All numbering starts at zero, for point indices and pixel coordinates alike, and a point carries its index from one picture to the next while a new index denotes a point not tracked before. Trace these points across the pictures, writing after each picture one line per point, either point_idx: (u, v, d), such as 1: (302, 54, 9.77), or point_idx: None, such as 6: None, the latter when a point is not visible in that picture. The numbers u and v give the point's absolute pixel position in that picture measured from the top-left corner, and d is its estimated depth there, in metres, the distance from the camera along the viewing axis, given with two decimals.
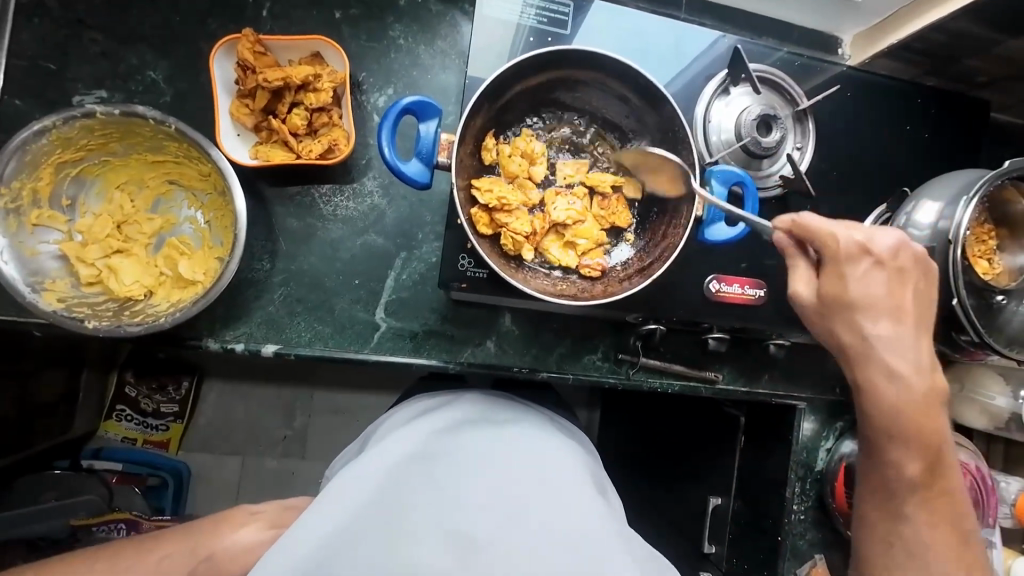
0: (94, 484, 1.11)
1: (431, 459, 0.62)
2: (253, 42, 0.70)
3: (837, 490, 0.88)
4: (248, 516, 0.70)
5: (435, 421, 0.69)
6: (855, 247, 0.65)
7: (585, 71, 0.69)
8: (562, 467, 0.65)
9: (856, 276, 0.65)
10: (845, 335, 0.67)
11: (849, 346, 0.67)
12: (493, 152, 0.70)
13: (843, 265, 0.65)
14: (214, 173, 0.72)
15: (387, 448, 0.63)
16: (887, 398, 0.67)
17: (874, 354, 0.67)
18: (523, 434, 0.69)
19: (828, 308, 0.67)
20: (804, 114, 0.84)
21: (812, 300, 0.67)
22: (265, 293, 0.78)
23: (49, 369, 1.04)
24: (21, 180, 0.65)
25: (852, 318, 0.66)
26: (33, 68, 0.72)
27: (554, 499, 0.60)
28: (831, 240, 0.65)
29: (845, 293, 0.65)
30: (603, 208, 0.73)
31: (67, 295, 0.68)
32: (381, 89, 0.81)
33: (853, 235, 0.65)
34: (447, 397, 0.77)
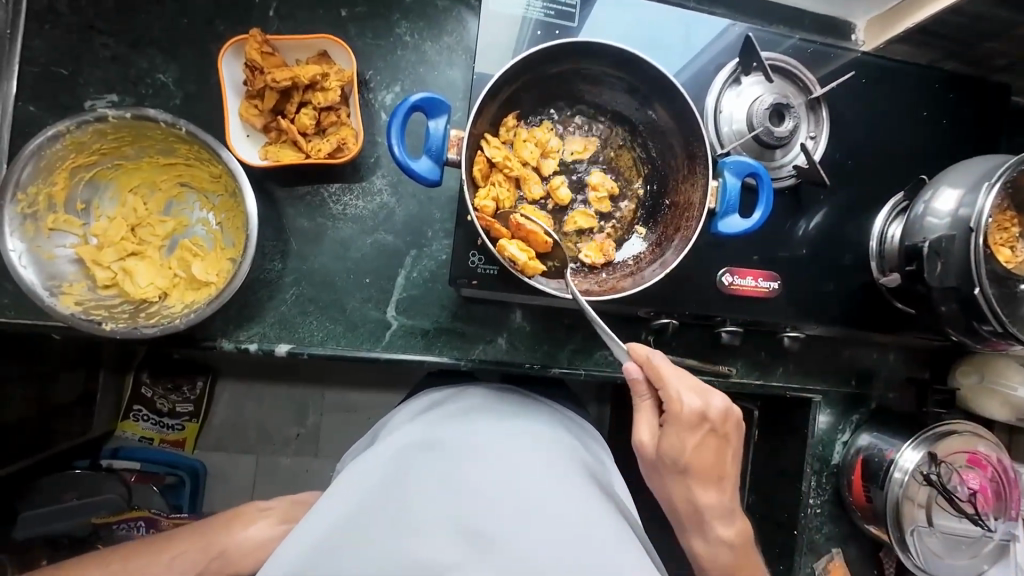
0: (113, 485, 1.14)
1: (442, 449, 0.63)
2: (260, 43, 0.70)
3: (854, 484, 0.90)
4: (259, 511, 0.73)
5: (442, 415, 0.70)
6: (695, 414, 0.65)
7: (598, 62, 0.67)
8: (563, 462, 0.65)
9: (690, 444, 0.66)
10: (676, 497, 0.69)
11: (676, 506, 0.69)
12: (510, 132, 0.70)
13: (681, 430, 0.65)
14: (224, 175, 0.73)
15: (397, 442, 0.64)
16: (706, 556, 0.71)
17: (700, 519, 0.69)
18: (527, 428, 0.69)
19: (661, 463, 0.67)
20: (817, 103, 0.83)
21: (651, 448, 0.67)
22: (277, 293, 0.78)
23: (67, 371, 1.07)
24: (38, 185, 0.66)
25: (683, 484, 0.68)
26: (46, 74, 0.73)
27: (555, 491, 0.60)
28: (675, 402, 0.65)
29: (676, 454, 0.66)
30: (523, 232, 0.65)
31: (84, 298, 0.69)
32: (388, 86, 0.80)
33: (692, 402, 0.65)
34: (456, 387, 0.79)
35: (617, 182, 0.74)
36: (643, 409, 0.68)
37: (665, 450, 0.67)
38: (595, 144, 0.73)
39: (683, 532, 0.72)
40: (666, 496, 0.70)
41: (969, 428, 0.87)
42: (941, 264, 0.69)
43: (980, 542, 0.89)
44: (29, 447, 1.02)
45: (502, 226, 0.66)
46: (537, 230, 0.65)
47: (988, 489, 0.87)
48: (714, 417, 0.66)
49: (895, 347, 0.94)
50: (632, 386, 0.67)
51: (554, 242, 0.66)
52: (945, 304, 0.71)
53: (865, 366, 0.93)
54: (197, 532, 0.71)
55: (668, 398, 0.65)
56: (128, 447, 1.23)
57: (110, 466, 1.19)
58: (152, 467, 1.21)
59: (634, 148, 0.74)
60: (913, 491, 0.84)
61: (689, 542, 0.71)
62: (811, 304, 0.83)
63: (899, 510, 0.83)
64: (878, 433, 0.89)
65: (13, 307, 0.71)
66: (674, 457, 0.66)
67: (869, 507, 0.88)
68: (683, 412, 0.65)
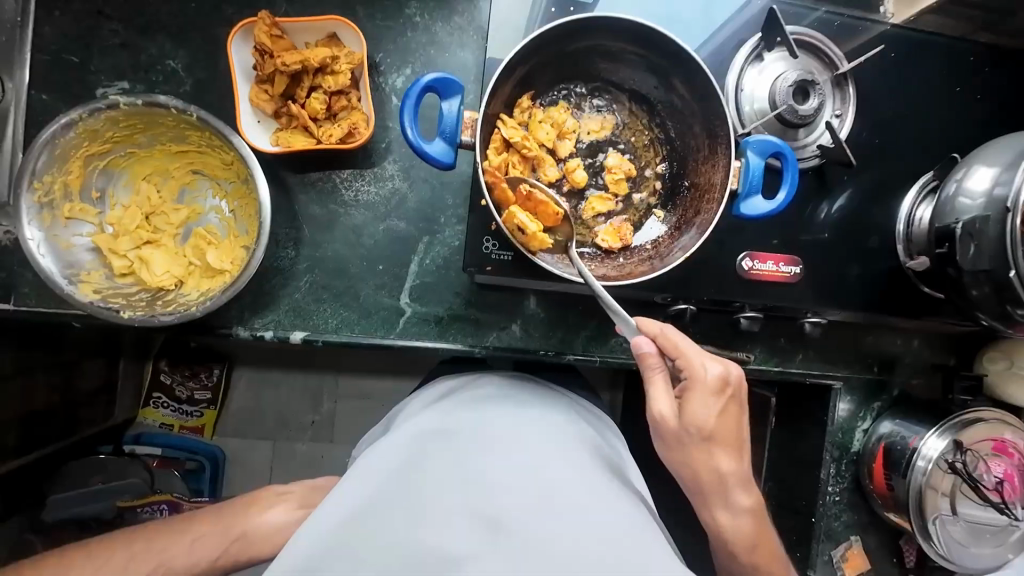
0: (137, 469, 1.19)
1: (455, 439, 0.63)
2: (270, 26, 0.69)
3: (875, 472, 0.88)
4: (278, 497, 0.75)
5: (454, 404, 0.70)
6: (717, 378, 0.65)
7: (616, 38, 0.64)
8: (578, 453, 0.64)
9: (716, 411, 0.65)
10: (700, 470, 0.67)
11: (701, 481, 0.68)
12: (525, 114, 0.67)
13: (706, 396, 0.65)
14: (236, 162, 0.72)
15: (411, 432, 0.65)
16: (728, 531, 0.70)
17: (726, 489, 0.68)
18: (540, 418, 0.69)
19: (684, 433, 0.66)
20: (844, 79, 0.79)
21: (674, 420, 0.65)
22: (291, 280, 0.78)
23: (85, 359, 1.11)
24: (53, 174, 0.66)
25: (708, 453, 0.66)
26: (57, 62, 0.73)
27: (571, 481, 0.59)
28: (697, 367, 0.65)
29: (701, 420, 0.65)
30: (531, 207, 0.63)
31: (102, 287, 0.69)
32: (398, 69, 0.79)
33: (713, 366, 0.66)
34: (468, 376, 0.79)
35: (634, 165, 0.71)
36: (658, 384, 0.65)
37: (689, 418, 0.65)
38: (610, 123, 0.71)
39: (708, 511, 0.70)
40: (690, 472, 0.68)
41: (996, 415, 0.84)
42: (974, 247, 0.67)
43: (1005, 531, 0.87)
44: (51, 435, 1.06)
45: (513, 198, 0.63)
46: (545, 203, 0.62)
47: (1015, 478, 0.85)
48: (734, 381, 0.67)
49: (919, 331, 0.92)
50: (643, 360, 0.66)
51: (564, 214, 0.64)
52: (977, 288, 0.68)
53: (887, 351, 0.91)
54: (217, 516, 0.73)
55: (688, 364, 0.66)
56: (150, 433, 1.29)
57: (133, 451, 1.25)
58: (173, 453, 1.27)
59: (653, 128, 0.71)
60: (937, 481, 0.82)
61: (714, 519, 0.70)
62: (832, 288, 0.81)
63: (922, 499, 0.81)
64: (902, 420, 0.88)
65: (33, 296, 0.72)
66: (698, 424, 0.65)
67: (890, 495, 0.86)
68: (705, 376, 0.65)
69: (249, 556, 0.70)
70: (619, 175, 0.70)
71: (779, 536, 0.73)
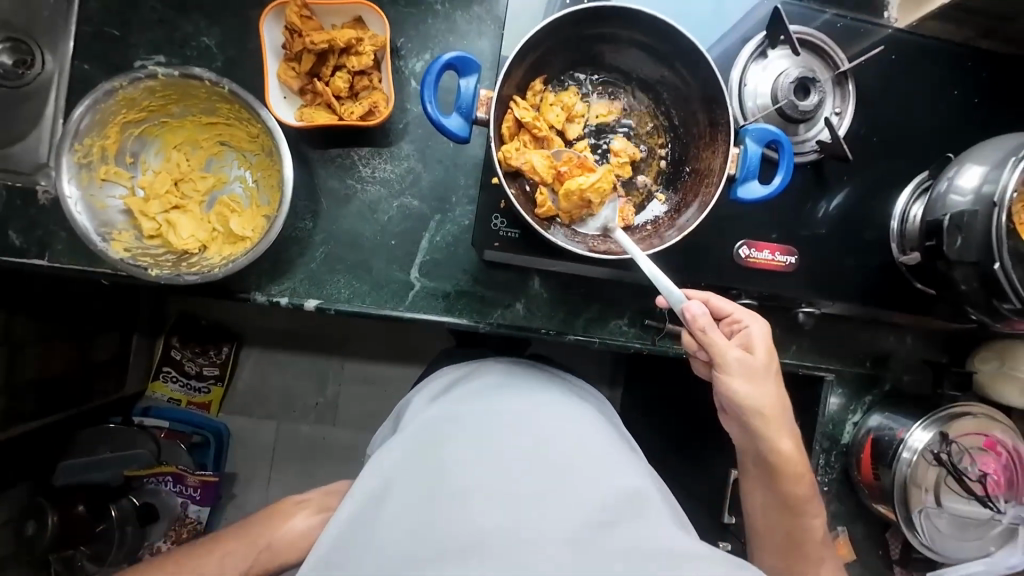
0: (144, 440, 1.28)
1: (465, 425, 0.66)
2: (300, 6, 0.72)
3: (863, 464, 0.90)
4: (298, 506, 0.74)
5: (459, 394, 0.74)
6: (758, 319, 0.74)
7: (625, 29, 0.68)
8: (582, 433, 0.67)
9: (768, 348, 0.73)
10: (772, 401, 0.73)
11: (774, 412, 0.73)
12: (537, 97, 0.71)
13: (760, 336, 0.73)
14: (262, 135, 0.76)
15: (423, 424, 0.68)
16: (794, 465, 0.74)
17: (789, 417, 0.75)
18: (543, 401, 0.72)
19: (751, 370, 0.72)
20: (845, 78, 0.82)
21: (740, 360, 0.71)
22: (308, 251, 0.82)
23: (100, 332, 1.20)
24: (92, 138, 0.71)
25: (773, 385, 0.73)
26: (99, 35, 0.77)
27: (577, 462, 0.62)
28: (742, 316, 0.74)
29: (762, 356, 0.72)
30: (577, 166, 0.67)
31: (132, 246, 0.73)
32: (418, 55, 0.83)
33: (751, 312, 0.75)
34: (474, 366, 0.82)
35: (639, 149, 0.74)
36: (716, 333, 0.70)
37: (752, 357, 0.72)
38: (618, 108, 0.74)
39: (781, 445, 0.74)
40: (764, 405, 0.72)
41: (983, 410, 0.86)
42: (963, 239, 0.69)
43: (989, 525, 0.89)
44: (65, 398, 1.13)
45: (556, 172, 0.67)
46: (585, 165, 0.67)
47: (1000, 473, 0.87)
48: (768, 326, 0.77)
49: (913, 329, 0.94)
50: (695, 321, 0.69)
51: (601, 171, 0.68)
52: (966, 282, 0.71)
53: (880, 348, 0.94)
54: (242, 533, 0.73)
55: (732, 314, 0.74)
56: (158, 406, 1.35)
57: (141, 422, 1.31)
58: (179, 426, 1.33)
59: (659, 115, 0.74)
60: (922, 471, 0.84)
61: (786, 451, 0.74)
62: (825, 281, 0.84)
63: (906, 489, 0.84)
64: (890, 413, 0.90)
65: (66, 253, 0.76)
66: (760, 360, 0.72)
67: (876, 485, 0.88)
68: (753, 317, 0.74)
69: (281, 564, 0.70)
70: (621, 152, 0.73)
71: (814, 475, 0.77)
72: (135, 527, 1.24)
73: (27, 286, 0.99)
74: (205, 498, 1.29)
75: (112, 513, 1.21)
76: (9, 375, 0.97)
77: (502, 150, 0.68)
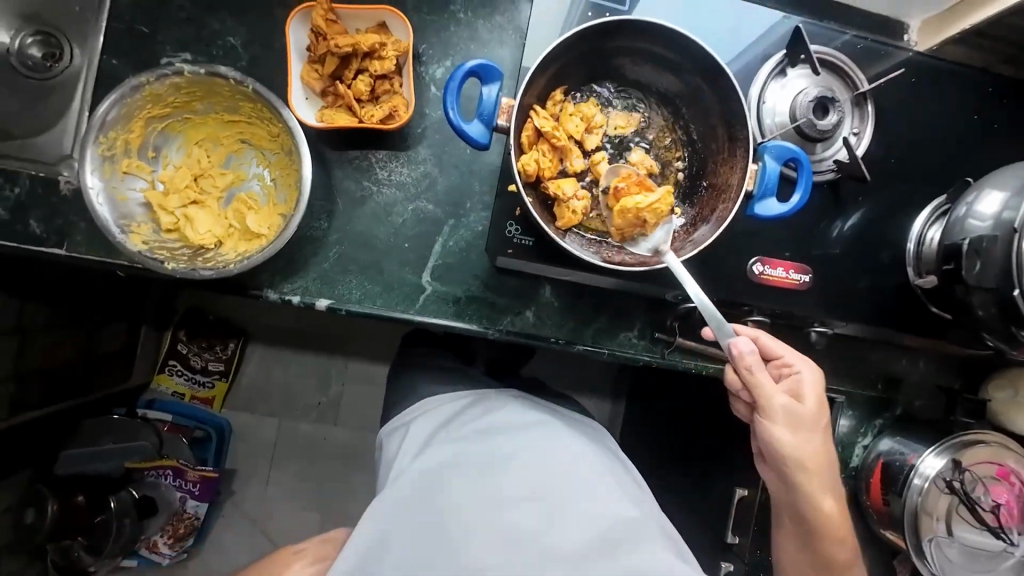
0: (147, 433, 1.30)
1: (479, 458, 0.71)
2: (326, 10, 0.73)
3: (873, 489, 0.89)
4: (295, 554, 0.74)
5: (473, 420, 0.78)
6: (809, 367, 0.77)
7: (649, 43, 0.68)
8: (583, 465, 0.73)
9: (816, 397, 0.75)
10: (816, 451, 0.75)
11: (817, 463, 0.75)
12: (557, 107, 0.71)
13: (809, 384, 0.76)
14: (283, 135, 0.77)
15: (440, 454, 0.72)
16: (835, 519, 0.76)
17: (832, 466, 0.77)
18: (550, 431, 0.77)
19: (797, 418, 0.74)
20: (864, 98, 0.82)
21: (786, 407, 0.73)
22: (321, 251, 0.82)
23: (108, 323, 1.21)
24: (117, 131, 0.72)
25: (819, 435, 0.75)
26: (128, 31, 0.78)
27: (579, 497, 0.69)
28: (790, 364, 0.77)
29: (808, 404, 0.75)
30: (636, 185, 0.69)
31: (149, 239, 0.74)
32: (439, 61, 0.84)
33: (803, 359, 0.78)
34: (480, 391, 0.86)
35: (657, 162, 0.74)
36: (763, 379, 0.73)
37: (797, 404, 0.74)
38: (637, 120, 0.74)
39: (822, 498, 0.75)
40: (805, 454, 0.74)
41: (997, 439, 0.85)
42: (981, 263, 0.69)
43: (1001, 556, 0.87)
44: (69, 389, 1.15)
45: (615, 192, 0.69)
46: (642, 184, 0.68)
47: (1013, 504, 0.85)
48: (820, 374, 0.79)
49: (926, 354, 0.93)
50: (743, 360, 0.72)
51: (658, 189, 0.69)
52: (984, 308, 0.70)
53: (891, 371, 0.93)
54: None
55: (779, 358, 0.78)
56: (162, 399, 1.37)
57: (145, 415, 1.33)
58: (183, 420, 1.35)
59: (677, 129, 0.74)
60: (933, 500, 0.82)
61: (826, 503, 0.76)
62: (838, 301, 0.83)
63: (917, 517, 0.82)
64: (902, 437, 0.89)
65: (85, 244, 0.77)
66: (806, 408, 0.75)
67: (886, 511, 0.87)
68: (802, 364, 0.77)
69: None
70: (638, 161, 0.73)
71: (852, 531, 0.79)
72: (133, 520, 1.24)
73: (37, 274, 1.00)
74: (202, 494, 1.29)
75: (110, 504, 1.22)
76: (18, 362, 1.00)
77: (520, 161, 0.67)
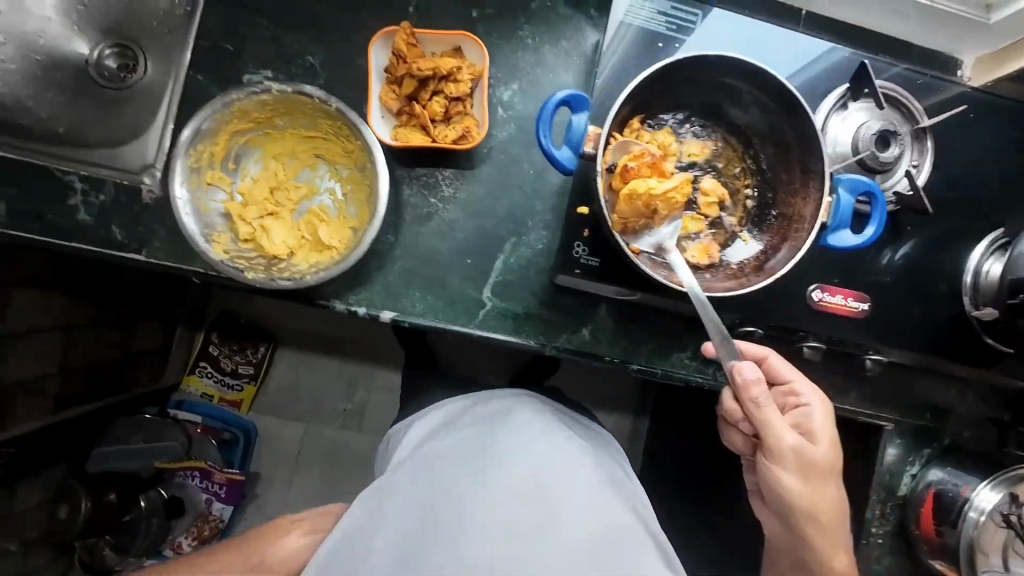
0: (174, 433, 1.32)
1: (465, 467, 0.74)
2: (408, 35, 0.77)
3: (924, 519, 0.89)
4: (290, 525, 0.86)
5: (469, 432, 0.82)
6: (819, 401, 0.78)
7: (725, 74, 0.70)
8: (571, 479, 0.74)
9: (821, 436, 0.77)
10: (822, 490, 0.77)
11: (821, 503, 0.77)
12: (635, 134, 0.72)
13: (813, 418, 0.77)
14: (358, 151, 0.80)
15: (431, 464, 0.77)
16: (844, 573, 0.80)
17: (841, 508, 0.79)
18: (544, 444, 0.79)
19: (801, 454, 0.75)
20: (924, 133, 0.84)
21: (793, 443, 0.74)
22: (387, 264, 0.84)
23: (142, 321, 1.26)
24: (204, 145, 0.75)
25: (830, 477, 0.77)
26: (215, 49, 0.82)
27: (562, 512, 0.69)
28: (797, 396, 0.79)
29: (816, 443, 0.76)
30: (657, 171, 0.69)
31: (229, 248, 0.76)
32: (506, 84, 0.87)
33: (814, 394, 0.79)
34: (480, 400, 0.91)
35: (728, 190, 0.76)
36: (771, 414, 0.73)
37: (802, 439, 0.75)
38: (709, 148, 0.76)
39: (824, 541, 0.79)
40: (810, 493, 0.77)
41: None
42: None
43: None
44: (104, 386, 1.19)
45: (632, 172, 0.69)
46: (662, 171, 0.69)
47: None
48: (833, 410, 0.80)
49: (975, 385, 0.94)
50: (751, 392, 0.71)
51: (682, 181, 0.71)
52: None
53: (938, 401, 0.93)
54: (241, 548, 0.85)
55: (788, 389, 0.80)
56: (190, 400, 1.40)
57: (175, 415, 1.37)
58: (212, 421, 1.38)
59: (746, 158, 0.76)
60: (990, 535, 0.81)
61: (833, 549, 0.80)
62: (887, 329, 0.85)
63: (972, 551, 0.82)
64: (953, 468, 0.89)
65: (163, 251, 0.80)
66: (811, 444, 0.76)
67: (937, 542, 0.87)
68: (811, 398, 0.79)
69: None
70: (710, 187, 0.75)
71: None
72: (161, 519, 1.28)
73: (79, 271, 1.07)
74: (228, 496, 1.32)
75: (141, 503, 1.25)
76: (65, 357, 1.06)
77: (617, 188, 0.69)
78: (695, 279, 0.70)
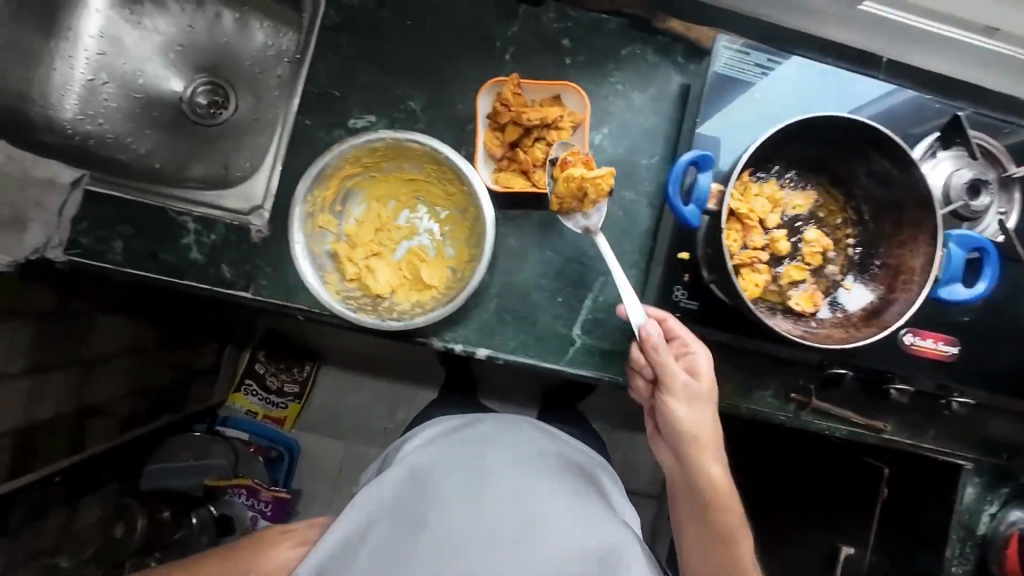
0: (222, 450, 1.32)
1: (442, 480, 0.79)
2: (514, 85, 0.80)
3: (1010, 559, 0.89)
4: (282, 535, 0.83)
5: (453, 443, 0.86)
6: (705, 348, 0.78)
7: (835, 132, 0.72)
8: (548, 491, 0.78)
9: (703, 386, 0.76)
10: (700, 432, 0.77)
11: (701, 451, 0.78)
12: (743, 188, 0.76)
13: (701, 365, 0.76)
14: (460, 194, 0.82)
15: (413, 473, 0.81)
16: (729, 513, 0.79)
17: (715, 457, 0.79)
18: (524, 462, 0.83)
19: (687, 395, 0.76)
20: (1011, 181, 0.86)
21: (677, 384, 0.75)
22: (481, 301, 0.87)
23: (204, 341, 1.34)
24: (318, 190, 0.78)
25: (709, 424, 0.77)
26: (322, 94, 0.85)
27: (537, 527, 0.73)
28: (697, 349, 0.77)
29: (700, 391, 0.76)
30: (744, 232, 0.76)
31: (339, 289, 0.79)
32: (598, 128, 0.89)
33: (700, 347, 0.77)
34: (470, 418, 0.94)
35: (829, 240, 0.79)
36: (663, 358, 0.75)
37: (690, 386, 0.76)
38: (811, 200, 0.79)
39: (727, 495, 0.79)
40: (688, 443, 0.78)
41: None
42: None
43: None
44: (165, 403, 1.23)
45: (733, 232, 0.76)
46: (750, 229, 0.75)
47: None
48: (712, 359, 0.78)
49: None
50: (648, 340, 0.75)
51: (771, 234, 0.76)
52: None
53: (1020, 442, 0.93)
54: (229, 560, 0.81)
55: (682, 341, 0.78)
56: (235, 417, 1.42)
57: (222, 432, 1.37)
58: (257, 438, 1.40)
59: (847, 209, 0.79)
60: None
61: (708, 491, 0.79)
62: (964, 371, 0.87)
63: None
64: None
65: (268, 288, 0.82)
66: (699, 392, 0.76)
67: None
68: (700, 351, 0.77)
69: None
70: (813, 238, 0.78)
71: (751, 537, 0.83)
72: (210, 538, 1.25)
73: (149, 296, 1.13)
74: (274, 515, 1.33)
75: (193, 520, 1.22)
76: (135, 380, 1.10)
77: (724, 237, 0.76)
78: (614, 257, 0.79)
